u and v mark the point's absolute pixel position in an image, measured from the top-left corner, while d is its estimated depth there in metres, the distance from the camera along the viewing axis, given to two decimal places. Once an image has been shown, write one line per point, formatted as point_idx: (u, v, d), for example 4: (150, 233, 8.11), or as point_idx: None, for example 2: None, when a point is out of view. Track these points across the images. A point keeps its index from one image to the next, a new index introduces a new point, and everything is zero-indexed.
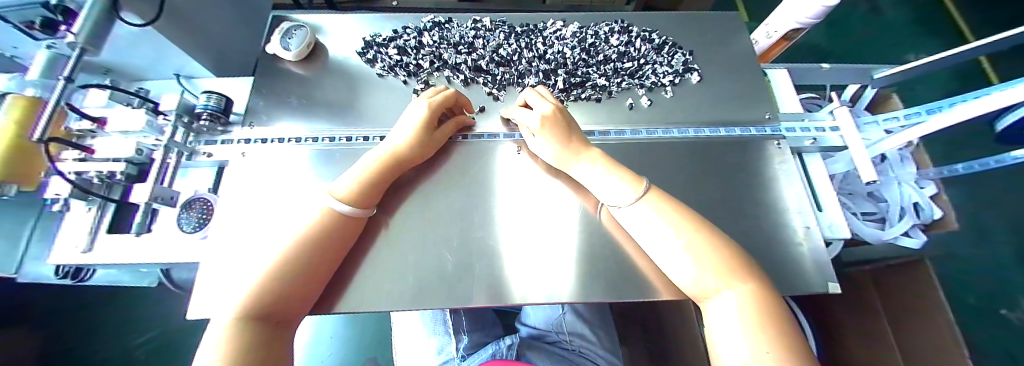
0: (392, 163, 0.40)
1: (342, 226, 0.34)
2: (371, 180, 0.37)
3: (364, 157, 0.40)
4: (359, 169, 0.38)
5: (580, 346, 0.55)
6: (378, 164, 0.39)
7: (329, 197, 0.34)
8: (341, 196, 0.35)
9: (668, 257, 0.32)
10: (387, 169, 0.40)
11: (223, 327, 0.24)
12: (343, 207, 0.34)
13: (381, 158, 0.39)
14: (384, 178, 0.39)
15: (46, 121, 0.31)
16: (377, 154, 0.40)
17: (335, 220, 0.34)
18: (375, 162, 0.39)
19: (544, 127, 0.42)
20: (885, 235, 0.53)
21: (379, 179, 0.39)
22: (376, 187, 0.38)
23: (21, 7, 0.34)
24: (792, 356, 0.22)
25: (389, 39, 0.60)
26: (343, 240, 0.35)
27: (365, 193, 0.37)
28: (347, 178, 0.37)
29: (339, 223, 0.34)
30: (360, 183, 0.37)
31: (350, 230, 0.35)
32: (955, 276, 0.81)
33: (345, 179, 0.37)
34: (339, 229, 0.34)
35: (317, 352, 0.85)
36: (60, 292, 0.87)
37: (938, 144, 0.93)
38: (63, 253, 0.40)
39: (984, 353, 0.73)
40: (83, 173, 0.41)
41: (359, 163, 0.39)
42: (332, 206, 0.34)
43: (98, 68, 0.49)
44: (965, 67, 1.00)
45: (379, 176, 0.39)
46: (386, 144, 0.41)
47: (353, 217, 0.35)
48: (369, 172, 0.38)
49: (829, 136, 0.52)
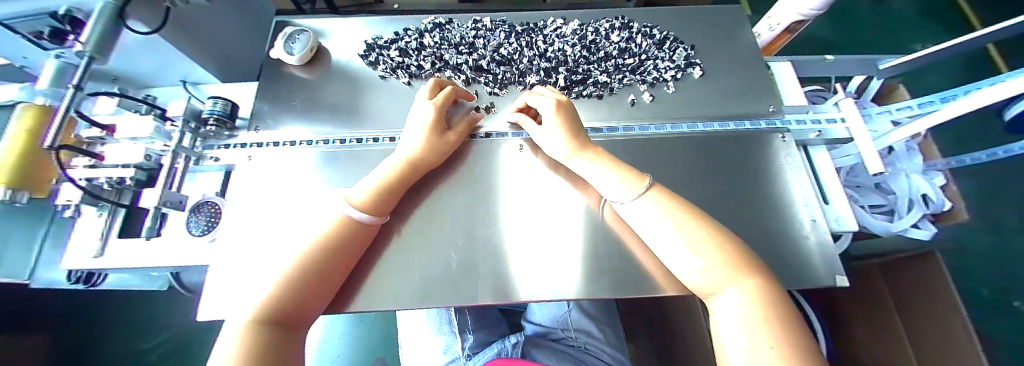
0: (410, 169, 0.41)
1: (354, 233, 0.34)
2: (386, 188, 0.38)
3: (381, 166, 0.40)
4: (378, 176, 0.38)
5: (586, 343, 0.55)
6: (395, 171, 0.39)
7: (344, 205, 0.35)
8: (359, 205, 0.35)
9: (674, 253, 0.31)
10: (402, 177, 0.40)
11: (236, 330, 0.24)
12: (358, 214, 0.34)
13: (397, 165, 0.40)
14: (401, 185, 0.39)
15: (56, 129, 0.31)
16: (393, 162, 0.40)
17: (350, 227, 0.34)
18: (391, 171, 0.39)
19: (556, 113, 0.42)
20: (894, 228, 0.52)
21: (396, 186, 0.39)
22: (392, 195, 0.38)
23: (32, 17, 0.35)
24: (801, 353, 0.21)
25: (391, 41, 0.60)
26: (354, 249, 0.34)
27: (383, 201, 0.37)
28: (364, 185, 0.38)
29: (352, 228, 0.34)
30: (377, 190, 0.37)
31: (362, 236, 0.35)
32: (966, 267, 0.80)
33: (362, 187, 0.37)
34: (351, 234, 0.34)
35: (326, 352, 0.85)
36: (77, 297, 0.89)
37: (946, 134, 0.92)
38: (75, 258, 0.41)
39: (995, 343, 0.72)
40: (94, 180, 0.42)
41: (375, 172, 0.39)
42: (348, 213, 0.34)
43: (106, 76, 0.50)
44: (974, 57, 0.99)
45: (397, 185, 0.39)
46: (400, 152, 0.42)
47: (367, 224, 0.36)
48: (388, 179, 0.38)
49: (835, 128, 0.52)
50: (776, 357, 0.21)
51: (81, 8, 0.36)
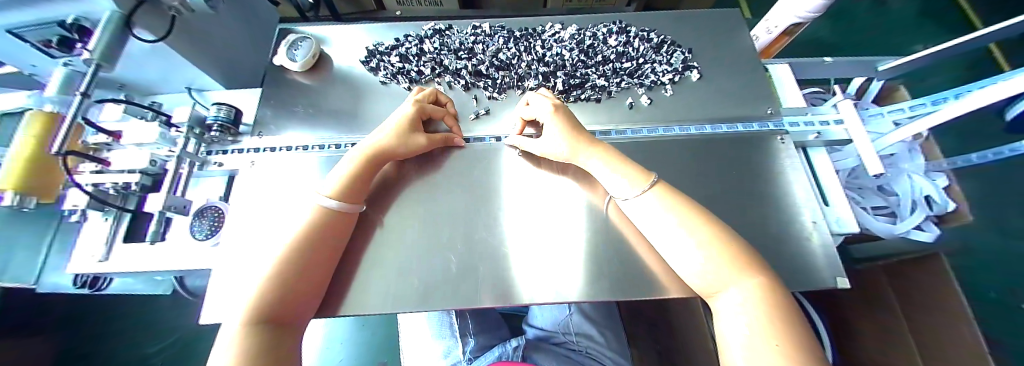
0: (376, 157, 0.41)
1: (332, 222, 0.35)
2: (353, 176, 0.38)
3: (348, 156, 0.40)
4: (344, 167, 0.39)
5: (587, 347, 0.55)
6: (361, 158, 0.40)
7: (319, 196, 0.36)
8: (330, 193, 0.36)
9: (678, 252, 0.31)
10: (369, 165, 0.40)
11: (233, 332, 0.25)
12: (331, 202, 0.35)
13: (363, 152, 0.40)
14: (368, 172, 0.40)
15: (64, 135, 0.32)
16: (357, 151, 0.40)
17: (327, 215, 0.35)
18: (357, 159, 0.39)
19: (555, 114, 0.43)
20: (897, 230, 0.52)
21: (363, 174, 0.39)
22: (358, 181, 0.38)
23: (39, 26, 0.36)
24: (805, 354, 0.21)
25: (392, 47, 0.61)
26: (335, 236, 0.35)
27: (350, 187, 0.37)
28: (333, 176, 0.38)
29: (328, 218, 0.35)
30: (343, 178, 0.37)
31: (338, 227, 0.36)
32: (972, 269, 0.79)
33: (331, 179, 0.38)
34: (329, 225, 0.35)
35: (328, 357, 0.85)
36: (85, 301, 0.90)
37: (950, 134, 0.91)
38: (81, 262, 0.41)
39: (1003, 347, 0.71)
40: (100, 185, 0.43)
41: (343, 163, 0.39)
42: (322, 202, 0.35)
43: (113, 83, 0.51)
44: (976, 58, 0.99)
45: (362, 171, 0.39)
46: (368, 140, 0.42)
47: (343, 213, 0.36)
48: (352, 169, 0.38)
49: (835, 130, 0.52)
50: (781, 356, 0.21)
51: (88, 17, 0.37)
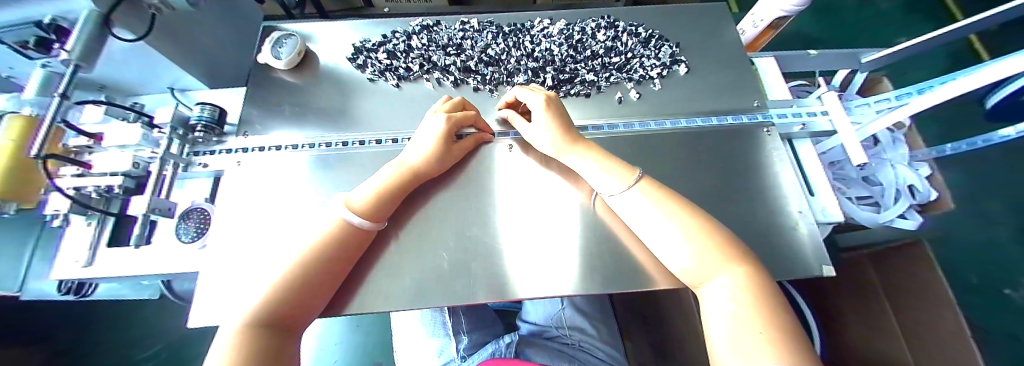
0: (409, 177, 0.41)
1: (353, 238, 0.35)
2: (386, 194, 0.38)
3: (381, 170, 0.40)
4: (378, 179, 0.39)
5: (580, 340, 0.55)
6: (395, 176, 0.40)
7: (344, 207, 0.35)
8: (357, 209, 0.36)
9: (665, 241, 0.31)
10: (404, 185, 0.40)
11: (230, 333, 0.24)
12: (357, 220, 0.35)
13: (399, 171, 0.40)
14: (399, 191, 0.40)
15: (42, 138, 0.31)
16: (393, 167, 0.41)
17: (347, 231, 0.34)
18: (392, 176, 0.39)
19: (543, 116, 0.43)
20: (880, 218, 0.53)
21: (395, 192, 0.39)
22: (389, 201, 0.38)
23: (16, 27, 0.35)
24: (784, 338, 0.21)
25: (379, 43, 0.60)
26: (354, 250, 0.35)
27: (382, 207, 0.37)
28: (366, 187, 0.38)
29: (345, 229, 0.34)
30: (376, 196, 0.37)
31: (359, 242, 0.36)
32: (956, 255, 0.81)
33: (364, 189, 0.38)
34: (348, 239, 0.34)
35: (322, 359, 0.85)
36: (69, 309, 0.88)
37: (932, 124, 0.93)
38: (64, 268, 0.40)
39: (985, 331, 0.73)
40: (82, 188, 0.41)
41: (377, 176, 0.39)
42: (345, 216, 0.35)
43: (92, 85, 0.50)
44: (955, 50, 1.01)
45: (396, 190, 0.39)
46: (403, 156, 0.42)
47: (364, 230, 0.36)
48: (385, 186, 0.38)
49: (819, 121, 0.53)
50: (766, 342, 0.21)
51: (66, 17, 0.36)
